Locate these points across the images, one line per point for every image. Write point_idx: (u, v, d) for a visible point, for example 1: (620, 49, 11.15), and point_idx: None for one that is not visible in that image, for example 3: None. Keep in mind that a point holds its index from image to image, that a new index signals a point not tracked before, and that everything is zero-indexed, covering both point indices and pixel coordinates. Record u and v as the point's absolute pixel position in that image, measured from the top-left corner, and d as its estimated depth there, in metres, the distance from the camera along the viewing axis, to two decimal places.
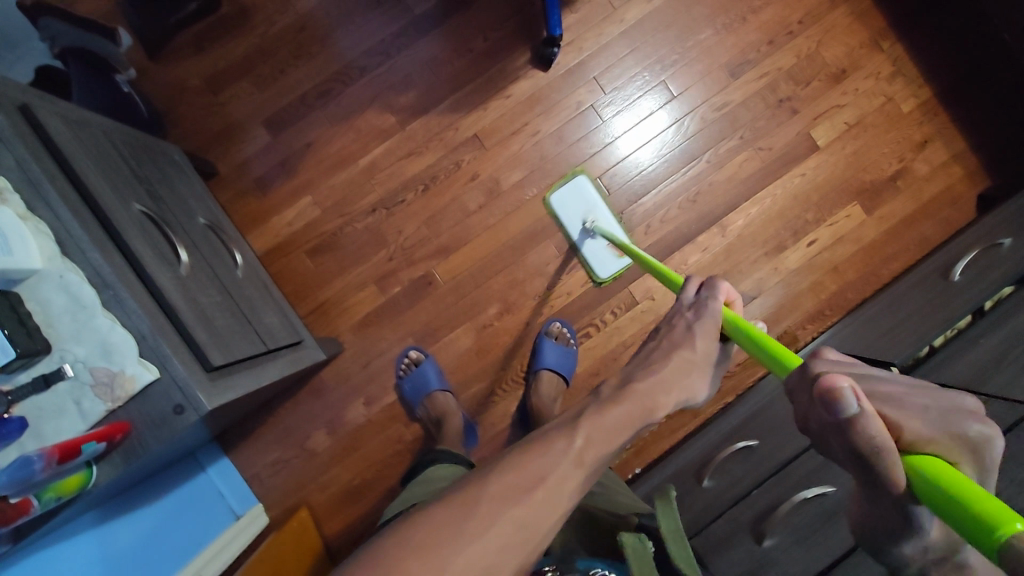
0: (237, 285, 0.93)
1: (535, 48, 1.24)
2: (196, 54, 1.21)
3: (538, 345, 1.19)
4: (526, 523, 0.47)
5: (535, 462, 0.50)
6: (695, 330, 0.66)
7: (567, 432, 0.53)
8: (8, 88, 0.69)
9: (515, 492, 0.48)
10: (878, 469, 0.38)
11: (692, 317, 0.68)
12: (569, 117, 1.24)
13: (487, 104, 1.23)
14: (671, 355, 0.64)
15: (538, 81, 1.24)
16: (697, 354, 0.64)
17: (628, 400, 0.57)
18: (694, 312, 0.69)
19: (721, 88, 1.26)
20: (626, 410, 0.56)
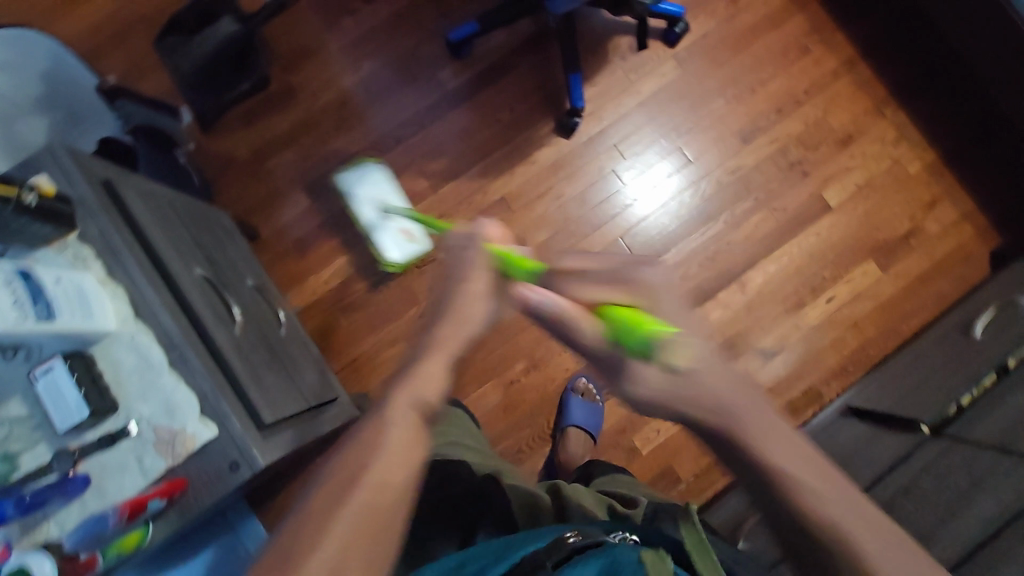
0: (281, 343, 0.97)
1: (559, 118, 1.33)
2: (245, 126, 1.31)
3: (565, 402, 1.21)
4: (360, 523, 0.44)
5: (351, 460, 0.47)
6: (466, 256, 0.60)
7: (381, 412, 0.50)
8: (93, 166, 0.76)
9: (336, 492, 0.45)
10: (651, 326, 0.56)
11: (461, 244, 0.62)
12: (591, 181, 1.32)
13: (513, 170, 1.31)
14: (450, 286, 0.58)
15: (561, 148, 1.32)
16: (470, 277, 0.58)
17: (437, 348, 0.54)
18: (454, 245, 0.62)
19: (734, 152, 1.33)
20: (436, 358, 0.53)
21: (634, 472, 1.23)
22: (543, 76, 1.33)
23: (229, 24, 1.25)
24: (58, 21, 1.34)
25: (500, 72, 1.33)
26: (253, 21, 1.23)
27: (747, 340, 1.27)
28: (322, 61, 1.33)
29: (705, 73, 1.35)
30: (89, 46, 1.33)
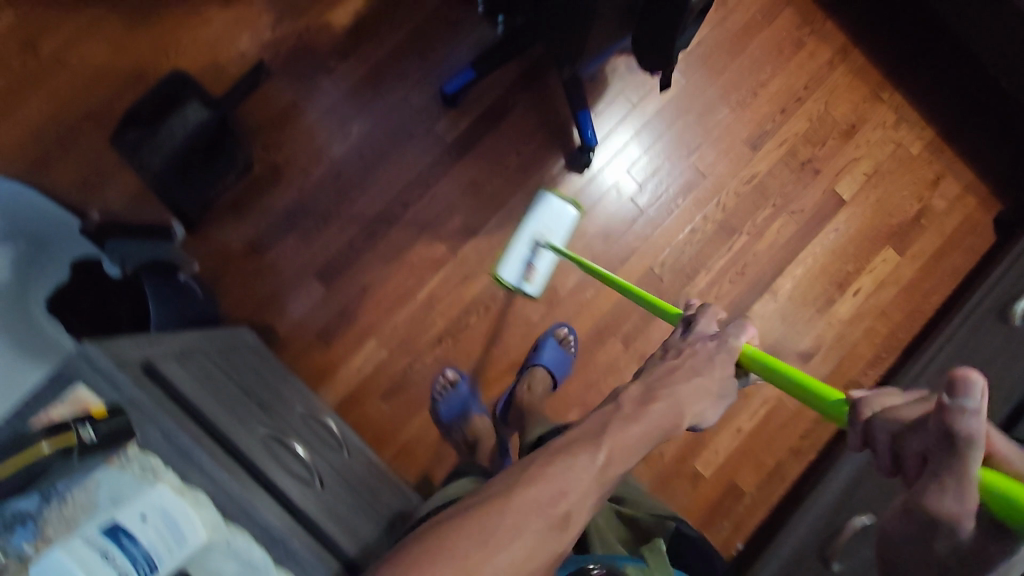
0: (347, 466, 0.93)
1: (569, 154, 1.27)
2: (238, 218, 1.21)
3: (540, 341, 1.21)
4: (534, 547, 0.51)
5: (552, 479, 0.54)
6: (716, 356, 0.71)
7: (589, 447, 0.58)
8: (128, 351, 0.66)
9: (537, 504, 0.53)
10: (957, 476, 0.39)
11: (716, 344, 0.72)
12: (611, 214, 1.28)
13: None
14: (692, 376, 0.68)
15: (575, 185, 1.28)
16: (716, 380, 0.69)
17: (646, 417, 0.62)
18: (716, 341, 0.73)
19: (747, 161, 1.31)
20: (647, 428, 0.61)
21: (700, 497, 1.25)
22: (544, 113, 1.27)
23: (198, 109, 1.12)
24: None
25: (499, 115, 1.26)
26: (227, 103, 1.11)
27: (786, 347, 1.29)
28: (308, 132, 1.23)
29: (705, 82, 1.32)
30: (35, 155, 1.18)
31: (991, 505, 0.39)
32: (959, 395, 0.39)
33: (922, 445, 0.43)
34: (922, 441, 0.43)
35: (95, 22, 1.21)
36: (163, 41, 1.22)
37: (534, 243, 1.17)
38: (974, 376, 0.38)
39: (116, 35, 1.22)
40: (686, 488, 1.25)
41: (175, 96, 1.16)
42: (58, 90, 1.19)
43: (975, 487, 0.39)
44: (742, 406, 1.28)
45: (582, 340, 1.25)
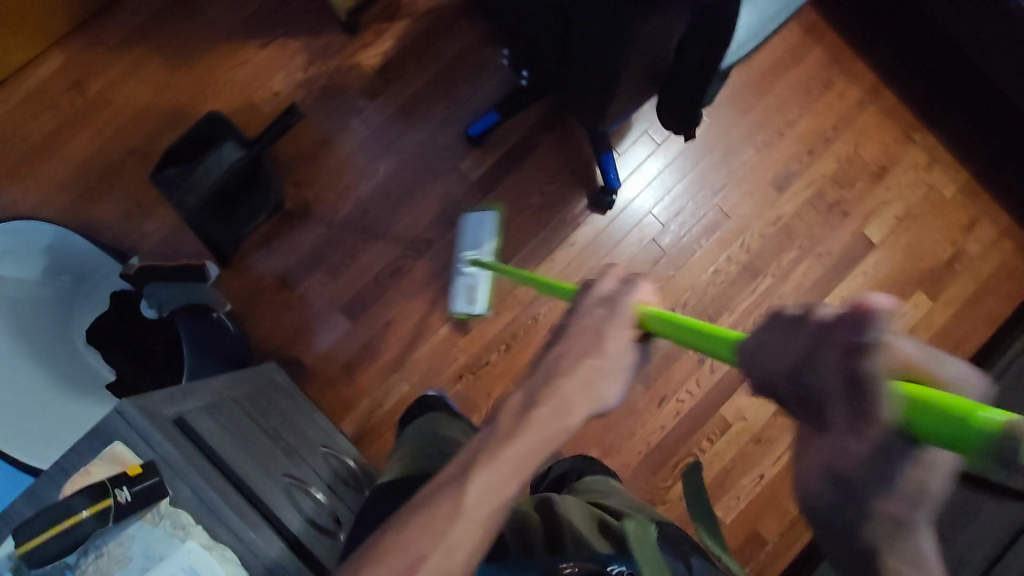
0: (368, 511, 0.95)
1: (592, 194, 1.28)
2: (267, 253, 1.25)
3: None
4: None
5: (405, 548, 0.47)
6: (608, 328, 0.55)
7: (455, 489, 0.48)
8: (161, 406, 0.69)
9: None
10: (863, 399, 0.35)
11: (605, 311, 0.56)
12: (634, 254, 1.28)
13: (553, 255, 1.26)
14: (579, 360, 0.53)
15: (597, 224, 1.28)
16: (608, 359, 0.54)
17: (526, 432, 0.50)
18: (606, 308, 0.56)
19: (773, 202, 1.30)
20: (526, 443, 0.50)
21: None
22: (567, 152, 1.28)
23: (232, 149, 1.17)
24: (40, 165, 1.24)
25: (523, 153, 1.28)
26: (261, 143, 1.16)
27: None
28: (336, 169, 1.26)
29: (732, 122, 1.31)
30: (78, 189, 1.24)
31: (914, 427, 0.35)
32: (863, 329, 0.35)
33: (839, 411, 0.36)
34: (832, 378, 0.35)
35: (138, 62, 1.27)
36: (201, 81, 1.27)
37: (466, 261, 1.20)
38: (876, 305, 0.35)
39: (157, 74, 1.27)
40: None
41: (207, 134, 1.20)
42: (101, 127, 1.25)
43: (887, 409, 0.35)
44: (764, 451, 1.26)
45: None
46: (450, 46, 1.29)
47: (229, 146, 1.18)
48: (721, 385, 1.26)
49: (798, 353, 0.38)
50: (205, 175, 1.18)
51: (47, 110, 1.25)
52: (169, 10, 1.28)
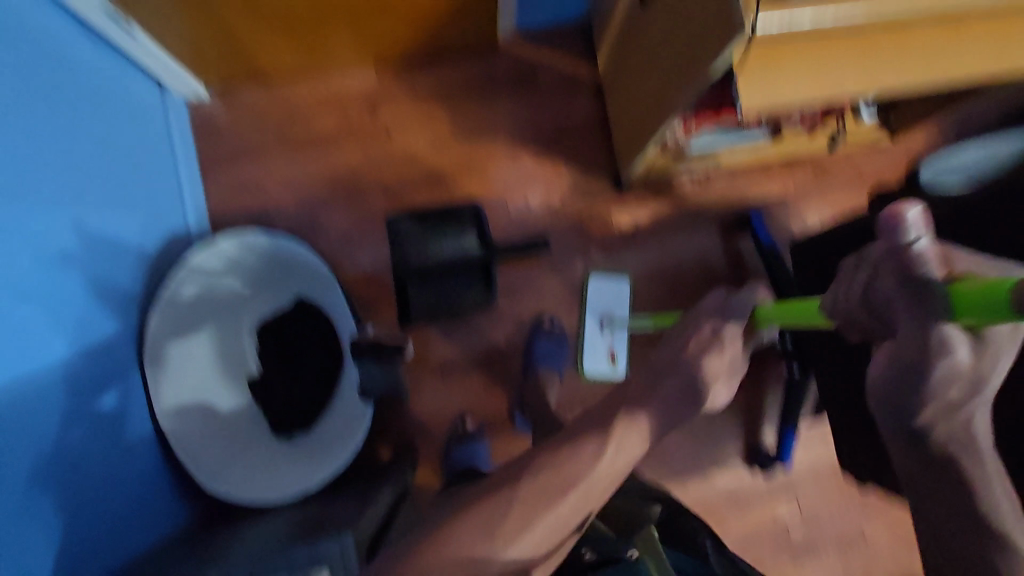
0: None
1: (749, 447, 1.26)
2: (445, 337, 1.27)
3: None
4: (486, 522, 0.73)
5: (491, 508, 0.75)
6: (728, 335, 0.92)
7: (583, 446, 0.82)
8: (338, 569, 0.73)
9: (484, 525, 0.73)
10: (914, 283, 0.50)
11: (727, 322, 0.92)
12: (760, 527, 1.26)
13: (688, 485, 1.25)
14: (709, 358, 0.91)
15: (743, 480, 1.26)
16: (727, 360, 0.92)
17: (648, 407, 0.88)
18: (720, 319, 0.94)
19: (910, 551, 1.26)
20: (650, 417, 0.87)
21: None
22: (753, 403, 1.26)
23: (471, 241, 1.24)
24: (303, 158, 1.31)
25: None
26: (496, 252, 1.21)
27: None
28: (542, 298, 1.30)
29: None
30: (322, 194, 1.30)
31: (971, 300, 0.47)
32: (901, 234, 0.49)
33: (902, 318, 0.52)
34: (891, 290, 0.52)
35: (429, 117, 1.33)
36: (472, 160, 1.32)
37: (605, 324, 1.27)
38: (899, 209, 0.48)
39: (439, 136, 1.33)
40: None
41: (455, 215, 1.25)
42: (369, 153, 1.31)
43: (937, 279, 0.49)
44: None
45: None
46: (694, 249, 1.33)
47: (469, 236, 1.24)
48: None
49: (864, 282, 0.56)
50: (437, 250, 1.22)
51: (335, 113, 1.32)
52: (479, 88, 1.34)
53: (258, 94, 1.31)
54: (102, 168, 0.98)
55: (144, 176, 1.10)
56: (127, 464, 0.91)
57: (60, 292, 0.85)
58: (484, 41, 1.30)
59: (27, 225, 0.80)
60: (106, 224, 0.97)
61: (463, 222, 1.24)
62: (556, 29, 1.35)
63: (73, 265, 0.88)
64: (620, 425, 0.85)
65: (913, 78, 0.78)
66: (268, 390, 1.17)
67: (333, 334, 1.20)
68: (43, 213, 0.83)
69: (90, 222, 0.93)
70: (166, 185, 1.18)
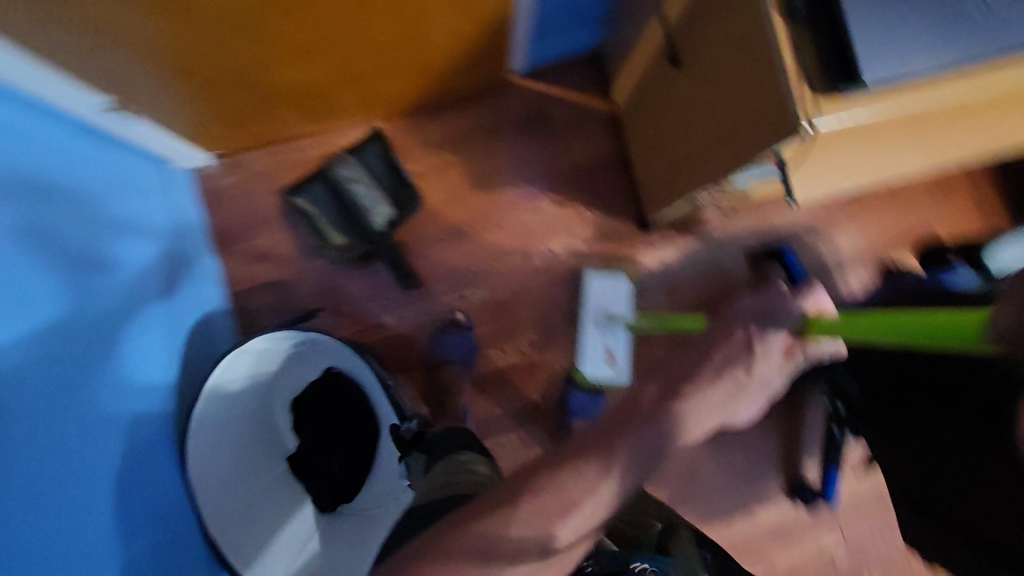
0: None
1: (788, 478, 1.28)
2: (478, 393, 1.26)
3: None
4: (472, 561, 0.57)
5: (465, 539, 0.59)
6: (754, 342, 0.70)
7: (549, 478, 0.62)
8: None
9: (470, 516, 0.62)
10: None
11: (757, 329, 0.71)
12: (804, 555, 1.28)
13: (732, 521, 1.27)
14: (724, 378, 0.69)
15: (785, 510, 1.28)
16: (752, 379, 0.70)
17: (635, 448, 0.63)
18: (757, 328, 0.71)
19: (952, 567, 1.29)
20: (627, 466, 0.62)
21: None
22: (789, 435, 1.29)
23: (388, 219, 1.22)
24: None
25: None
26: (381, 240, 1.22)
27: None
28: (573, 346, 1.28)
29: None
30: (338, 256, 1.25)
31: None
32: None
33: None
34: None
35: (444, 166, 1.28)
36: (491, 208, 1.28)
37: (603, 322, 1.25)
38: None
39: (455, 185, 1.28)
40: None
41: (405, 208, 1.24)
42: None
43: None
44: None
45: None
46: (726, 282, 1.29)
47: (386, 209, 1.22)
48: None
49: None
50: (354, 188, 1.21)
51: None
52: (492, 131, 1.29)
53: (266, 156, 1.26)
54: (125, 275, 0.93)
55: (126, 185, 1.00)
56: (162, 492, 0.93)
57: (101, 406, 0.82)
58: (494, 84, 1.24)
59: (21, 272, 0.71)
60: (139, 333, 0.94)
61: (401, 204, 1.24)
62: (566, 62, 1.29)
63: (92, 349, 0.82)
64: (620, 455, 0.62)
65: (926, 155, 0.83)
66: (311, 470, 1.17)
67: (369, 404, 1.20)
68: (43, 285, 0.74)
69: (125, 339, 0.90)
70: (145, 178, 1.07)
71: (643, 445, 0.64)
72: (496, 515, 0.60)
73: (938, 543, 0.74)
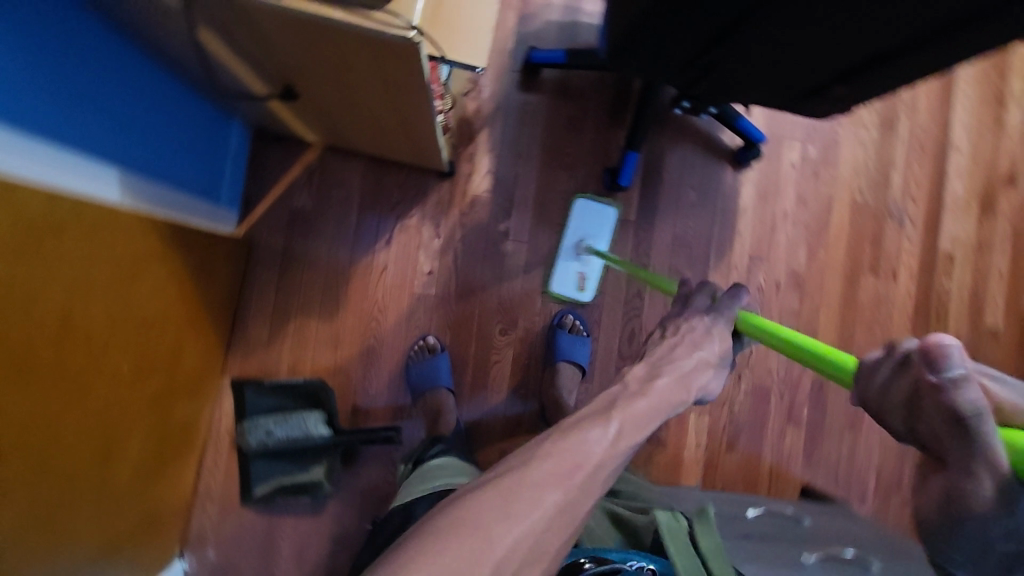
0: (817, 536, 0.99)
1: (729, 158, 1.33)
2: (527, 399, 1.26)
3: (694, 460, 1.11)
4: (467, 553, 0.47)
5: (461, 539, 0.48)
6: (713, 330, 0.77)
7: (597, 430, 0.59)
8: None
9: (493, 514, 0.50)
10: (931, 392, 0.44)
11: (710, 317, 0.79)
12: (794, 180, 1.35)
13: (738, 228, 1.33)
14: (690, 350, 0.75)
15: (751, 178, 1.34)
16: (713, 354, 0.76)
17: (642, 404, 0.65)
18: (711, 316, 0.79)
19: None
20: (634, 426, 0.62)
21: (1007, 346, 1.40)
22: (694, 138, 1.32)
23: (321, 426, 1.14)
24: None
25: (655, 166, 1.31)
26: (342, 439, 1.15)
27: (992, 186, 1.40)
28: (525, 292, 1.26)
29: None
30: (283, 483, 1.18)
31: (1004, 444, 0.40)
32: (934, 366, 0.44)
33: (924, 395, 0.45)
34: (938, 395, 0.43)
35: (296, 337, 1.18)
36: (361, 309, 1.20)
37: (580, 249, 1.24)
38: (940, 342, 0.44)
39: (323, 332, 1.19)
40: (989, 343, 1.40)
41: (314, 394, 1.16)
42: None
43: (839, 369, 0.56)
44: (990, 254, 1.40)
45: (841, 296, 1.36)
46: (534, 123, 1.26)
47: (315, 416, 1.14)
48: (926, 231, 1.39)
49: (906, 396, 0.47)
50: (274, 436, 1.12)
51: None
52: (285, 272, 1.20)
53: (203, 504, 1.18)
54: None
55: None
56: None
57: None
58: (239, 250, 1.14)
59: None
60: None
61: (319, 397, 1.16)
62: (251, 165, 1.18)
63: None
64: (631, 388, 0.68)
65: None
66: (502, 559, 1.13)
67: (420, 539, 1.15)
68: None
69: None
70: None
71: (631, 410, 0.64)
72: (521, 475, 0.53)
73: (831, 81, 0.76)
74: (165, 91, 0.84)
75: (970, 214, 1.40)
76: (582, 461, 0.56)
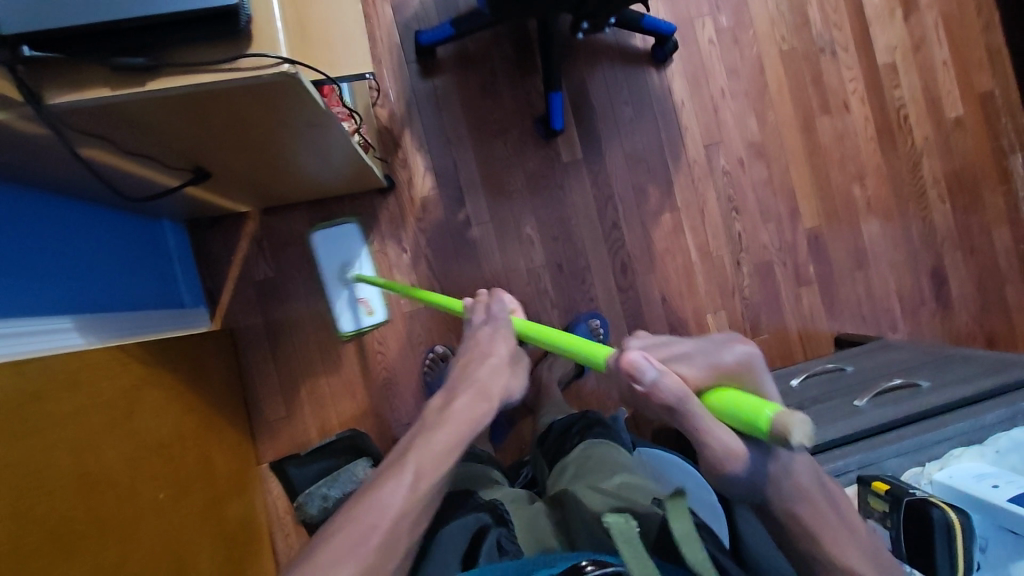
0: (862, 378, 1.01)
1: (648, 61, 1.29)
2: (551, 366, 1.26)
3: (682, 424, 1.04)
4: None
5: None
6: (495, 334, 0.72)
7: (392, 477, 0.59)
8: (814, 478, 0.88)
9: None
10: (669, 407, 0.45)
11: (490, 326, 0.73)
12: (718, 56, 1.32)
13: (683, 124, 1.30)
14: (478, 361, 0.70)
15: (677, 70, 1.31)
16: (497, 354, 0.70)
17: (448, 425, 0.63)
18: (485, 320, 0.74)
19: None
20: (441, 451, 0.61)
21: (975, 129, 1.40)
22: (607, 55, 1.28)
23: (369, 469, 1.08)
24: None
25: (581, 97, 1.27)
26: None
27: None
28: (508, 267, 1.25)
29: None
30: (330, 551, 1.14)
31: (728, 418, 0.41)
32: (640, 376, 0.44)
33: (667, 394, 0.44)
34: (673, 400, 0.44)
35: (312, 398, 1.17)
36: (361, 348, 1.19)
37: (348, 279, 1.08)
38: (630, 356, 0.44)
39: (335, 384, 1.18)
40: (958, 133, 1.39)
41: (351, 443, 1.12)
42: None
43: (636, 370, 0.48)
44: (928, 50, 1.39)
45: (804, 147, 1.34)
46: (449, 104, 1.23)
47: (363, 462, 1.09)
48: (861, 52, 1.37)
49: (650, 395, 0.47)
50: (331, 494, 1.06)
51: None
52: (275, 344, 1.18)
53: None
54: None
55: None
56: None
57: None
58: (221, 341, 1.11)
59: None
60: None
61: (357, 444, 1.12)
62: (198, 257, 1.15)
63: None
64: (440, 406, 0.66)
65: None
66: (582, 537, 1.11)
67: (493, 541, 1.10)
68: None
69: None
70: None
71: (434, 438, 0.62)
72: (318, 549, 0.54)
73: None
74: (79, 223, 0.80)
75: (897, 19, 1.37)
76: (384, 514, 0.56)
